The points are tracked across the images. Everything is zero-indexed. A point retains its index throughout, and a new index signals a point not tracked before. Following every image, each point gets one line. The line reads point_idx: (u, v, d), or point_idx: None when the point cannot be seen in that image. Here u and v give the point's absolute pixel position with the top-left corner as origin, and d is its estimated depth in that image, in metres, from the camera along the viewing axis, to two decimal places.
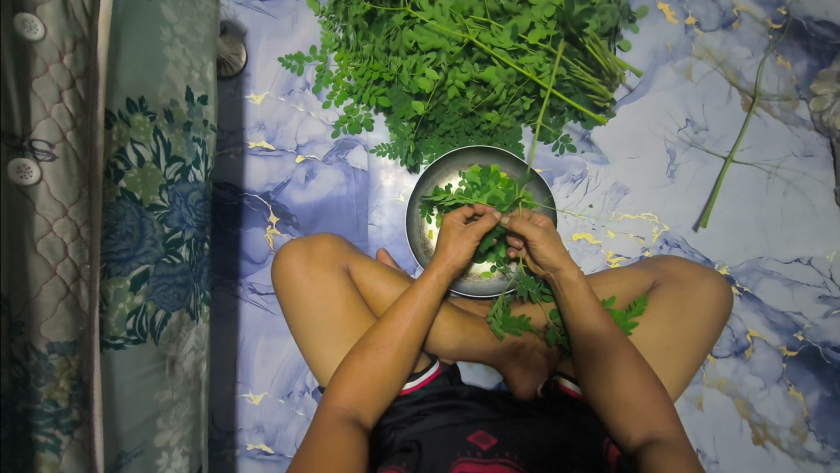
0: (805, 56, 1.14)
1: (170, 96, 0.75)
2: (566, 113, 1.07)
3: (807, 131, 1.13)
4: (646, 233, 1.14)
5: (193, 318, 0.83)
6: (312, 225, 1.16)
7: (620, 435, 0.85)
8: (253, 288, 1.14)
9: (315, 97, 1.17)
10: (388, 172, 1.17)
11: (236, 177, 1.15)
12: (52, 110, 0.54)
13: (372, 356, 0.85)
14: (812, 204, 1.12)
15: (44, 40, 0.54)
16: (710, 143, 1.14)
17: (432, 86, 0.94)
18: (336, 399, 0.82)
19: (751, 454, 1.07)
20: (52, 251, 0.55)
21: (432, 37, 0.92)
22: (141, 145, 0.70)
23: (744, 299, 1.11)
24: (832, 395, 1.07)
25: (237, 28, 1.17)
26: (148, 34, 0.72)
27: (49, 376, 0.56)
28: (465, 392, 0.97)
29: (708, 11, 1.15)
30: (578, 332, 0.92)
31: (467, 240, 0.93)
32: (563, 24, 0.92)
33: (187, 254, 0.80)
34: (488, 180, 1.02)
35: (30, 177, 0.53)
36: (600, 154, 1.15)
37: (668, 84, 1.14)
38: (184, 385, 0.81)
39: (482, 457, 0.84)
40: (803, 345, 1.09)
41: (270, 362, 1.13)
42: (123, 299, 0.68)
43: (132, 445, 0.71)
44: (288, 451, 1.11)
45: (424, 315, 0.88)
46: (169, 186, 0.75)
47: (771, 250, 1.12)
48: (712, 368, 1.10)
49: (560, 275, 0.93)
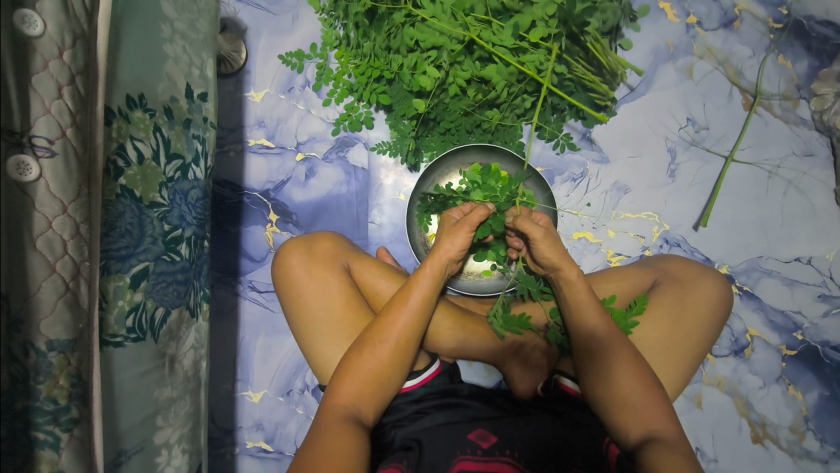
0: (805, 56, 1.14)
1: (170, 93, 0.75)
2: (566, 111, 1.07)
3: (808, 131, 1.13)
4: (646, 233, 1.14)
5: (193, 316, 0.83)
6: (312, 223, 1.15)
7: (619, 434, 0.85)
8: (253, 286, 1.14)
9: (315, 94, 1.16)
10: (388, 171, 1.17)
11: (236, 175, 1.15)
12: (51, 106, 0.54)
13: (371, 353, 0.84)
14: (812, 204, 1.12)
15: (43, 36, 0.53)
16: (710, 142, 1.14)
17: (433, 84, 0.93)
18: (336, 396, 0.82)
19: (751, 454, 1.07)
20: (52, 247, 0.55)
21: (433, 34, 0.91)
22: (141, 142, 0.70)
23: (744, 299, 1.11)
24: (831, 394, 1.08)
25: (237, 25, 1.17)
26: (148, 30, 0.72)
27: (48, 373, 0.56)
28: (465, 390, 0.98)
29: (709, 10, 1.15)
30: (577, 331, 0.92)
31: (462, 235, 0.92)
32: (565, 23, 0.91)
33: (187, 252, 0.79)
34: (488, 179, 1.02)
35: (29, 173, 0.53)
36: (601, 153, 1.15)
37: (669, 83, 1.14)
38: (184, 383, 0.80)
39: (482, 456, 0.84)
40: (802, 345, 1.09)
41: (270, 360, 1.12)
42: (123, 297, 0.68)
43: (132, 443, 0.71)
44: (288, 449, 1.11)
45: (422, 310, 0.88)
46: (169, 183, 0.75)
47: (771, 250, 1.12)
48: (712, 367, 1.10)
49: (560, 275, 0.93)
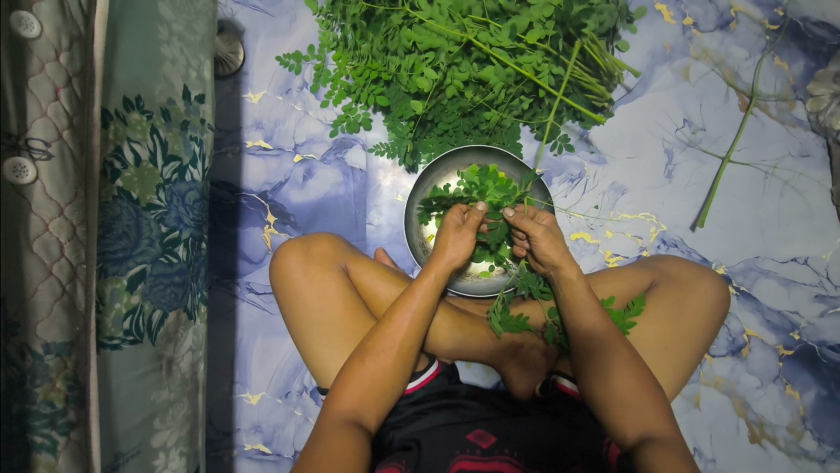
0: (802, 57, 1.14)
1: (167, 94, 0.75)
2: (564, 113, 1.07)
3: (805, 132, 1.14)
4: (644, 233, 1.14)
5: (191, 318, 0.83)
6: (310, 224, 1.15)
7: (616, 433, 0.85)
8: (251, 288, 1.13)
9: (312, 96, 1.16)
10: (386, 172, 1.17)
11: (234, 177, 1.15)
12: (48, 108, 0.54)
13: (372, 361, 0.85)
14: (808, 204, 1.12)
15: (40, 38, 0.53)
16: (708, 142, 1.14)
17: (431, 86, 0.93)
18: (337, 403, 0.82)
19: (748, 453, 1.08)
20: (48, 250, 0.55)
21: (430, 36, 0.91)
22: (138, 143, 0.70)
23: (741, 299, 1.11)
24: (828, 394, 1.08)
25: (234, 26, 1.17)
26: (145, 32, 0.71)
27: (45, 376, 0.56)
28: (463, 391, 0.98)
29: (706, 12, 1.15)
30: (576, 331, 0.92)
31: (466, 242, 0.93)
32: (562, 25, 0.92)
33: (184, 254, 0.79)
34: (487, 180, 1.01)
35: (26, 176, 0.53)
36: (599, 154, 1.15)
37: (666, 84, 1.15)
38: (181, 385, 0.80)
39: (481, 455, 0.84)
40: (799, 345, 1.10)
41: (268, 362, 1.12)
42: (119, 299, 0.68)
43: (128, 446, 0.70)
44: (286, 451, 1.11)
45: (423, 314, 0.88)
46: (166, 185, 0.74)
47: (768, 250, 1.12)
48: (709, 367, 1.10)
49: (560, 274, 0.93)
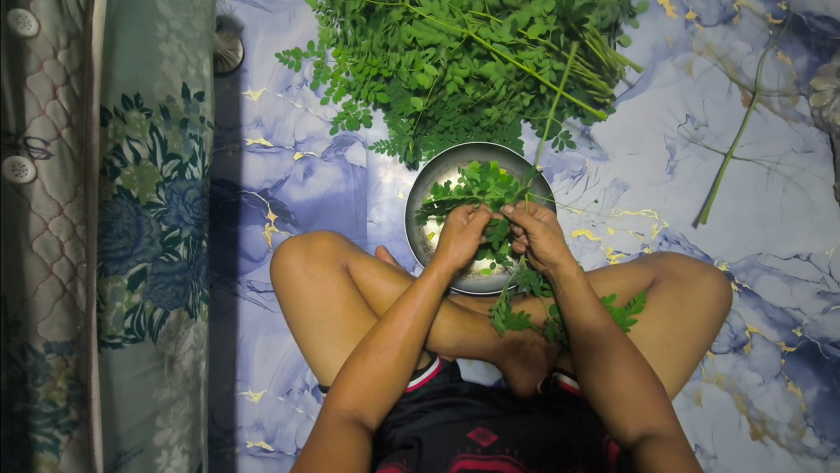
0: (805, 52, 1.13)
1: (166, 92, 0.75)
2: (565, 109, 1.06)
3: (807, 127, 1.13)
4: (646, 230, 1.14)
5: (192, 317, 0.83)
6: (311, 222, 1.15)
7: (617, 430, 0.85)
8: (252, 286, 1.13)
9: (312, 93, 1.16)
10: (387, 169, 1.16)
11: (235, 175, 1.15)
12: (46, 107, 0.54)
13: (373, 359, 0.85)
14: (811, 200, 1.12)
15: (37, 35, 0.53)
16: (710, 139, 1.14)
17: (432, 82, 0.92)
18: (338, 401, 0.82)
19: (749, 450, 1.08)
20: (48, 250, 0.55)
21: (431, 32, 0.91)
22: (137, 142, 0.69)
23: (743, 295, 1.11)
24: (830, 390, 1.08)
25: (233, 23, 1.16)
26: (144, 29, 0.71)
27: (46, 375, 0.56)
28: (465, 389, 0.98)
29: (708, 6, 1.14)
30: (577, 330, 0.91)
31: (468, 241, 0.92)
32: (563, 20, 0.91)
33: (184, 252, 0.79)
34: (488, 177, 1.00)
35: (26, 175, 0.53)
36: (600, 150, 1.15)
37: (668, 80, 1.14)
38: (183, 383, 0.80)
39: (482, 453, 0.84)
40: (802, 341, 1.09)
41: (269, 359, 1.12)
42: (121, 298, 0.68)
43: (130, 444, 0.70)
44: (288, 448, 1.11)
45: (425, 313, 0.88)
46: (166, 183, 0.74)
47: (770, 246, 1.12)
48: (711, 364, 1.10)
49: (559, 271, 0.92)
